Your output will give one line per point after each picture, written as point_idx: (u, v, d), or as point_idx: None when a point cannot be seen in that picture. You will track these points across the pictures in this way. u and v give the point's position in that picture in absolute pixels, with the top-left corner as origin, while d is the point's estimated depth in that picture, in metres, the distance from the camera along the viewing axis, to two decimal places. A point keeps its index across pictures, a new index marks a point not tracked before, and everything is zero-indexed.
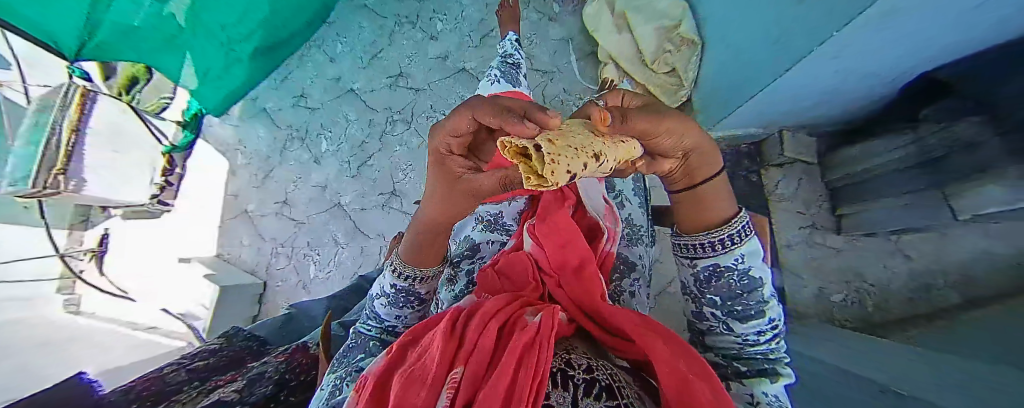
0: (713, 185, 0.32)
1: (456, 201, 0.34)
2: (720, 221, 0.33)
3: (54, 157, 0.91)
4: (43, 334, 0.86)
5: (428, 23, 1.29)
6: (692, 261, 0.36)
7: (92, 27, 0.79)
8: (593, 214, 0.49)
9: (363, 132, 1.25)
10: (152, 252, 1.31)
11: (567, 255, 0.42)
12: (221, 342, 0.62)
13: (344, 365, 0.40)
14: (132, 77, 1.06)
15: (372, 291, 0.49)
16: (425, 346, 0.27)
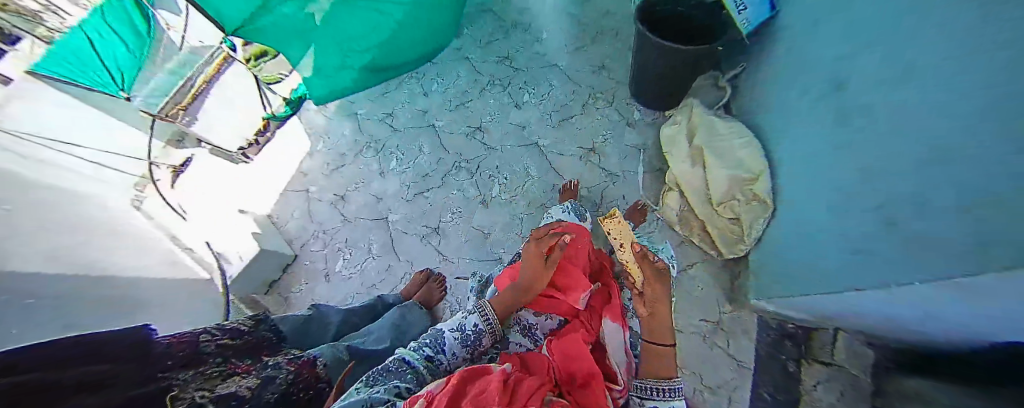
0: (665, 350, 0.55)
1: (548, 273, 0.68)
2: (667, 376, 0.53)
3: (183, 96, 1.03)
4: (131, 241, 0.84)
5: (517, 92, 1.50)
6: (642, 400, 0.53)
7: (250, 13, 1.03)
8: (613, 362, 0.59)
9: (430, 165, 1.37)
10: (216, 191, 1.24)
11: (576, 369, 0.52)
12: (250, 324, 0.69)
13: (382, 378, 0.53)
14: (264, 50, 1.19)
15: (442, 324, 0.67)
16: (479, 390, 0.40)
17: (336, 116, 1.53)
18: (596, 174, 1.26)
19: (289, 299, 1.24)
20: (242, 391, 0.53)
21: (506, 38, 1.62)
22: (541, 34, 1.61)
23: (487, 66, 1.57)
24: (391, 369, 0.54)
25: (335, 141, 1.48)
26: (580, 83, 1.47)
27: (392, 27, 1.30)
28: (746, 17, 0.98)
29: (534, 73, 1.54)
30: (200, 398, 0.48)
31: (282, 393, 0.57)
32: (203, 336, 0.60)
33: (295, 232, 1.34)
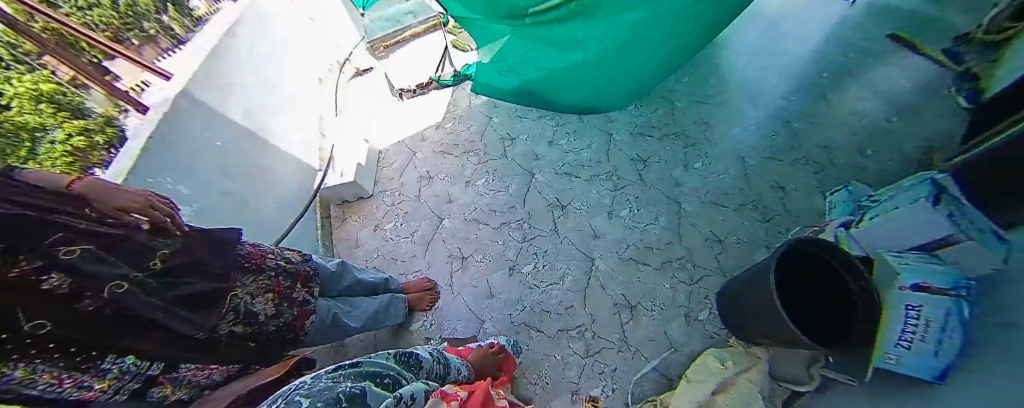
0: None
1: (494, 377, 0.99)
2: None
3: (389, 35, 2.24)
4: (244, 132, 1.34)
5: (620, 202, 1.45)
6: None
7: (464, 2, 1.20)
8: None
9: (503, 204, 1.50)
10: (371, 115, 1.97)
11: None
12: (297, 259, 0.93)
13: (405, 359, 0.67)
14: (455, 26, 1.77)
15: (450, 355, 0.86)
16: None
17: (480, 111, 1.83)
18: (614, 332, 1.22)
19: (345, 222, 1.59)
20: (262, 314, 0.78)
21: (666, 150, 1.53)
22: (694, 171, 1.44)
23: (619, 154, 1.57)
24: (411, 362, 0.68)
25: (459, 135, 1.75)
26: (681, 242, 1.32)
27: (573, 71, 1.39)
28: (897, 358, 0.76)
29: (650, 195, 1.44)
30: (240, 307, 0.74)
31: (280, 325, 0.82)
32: (276, 254, 0.88)
33: (388, 179, 1.67)
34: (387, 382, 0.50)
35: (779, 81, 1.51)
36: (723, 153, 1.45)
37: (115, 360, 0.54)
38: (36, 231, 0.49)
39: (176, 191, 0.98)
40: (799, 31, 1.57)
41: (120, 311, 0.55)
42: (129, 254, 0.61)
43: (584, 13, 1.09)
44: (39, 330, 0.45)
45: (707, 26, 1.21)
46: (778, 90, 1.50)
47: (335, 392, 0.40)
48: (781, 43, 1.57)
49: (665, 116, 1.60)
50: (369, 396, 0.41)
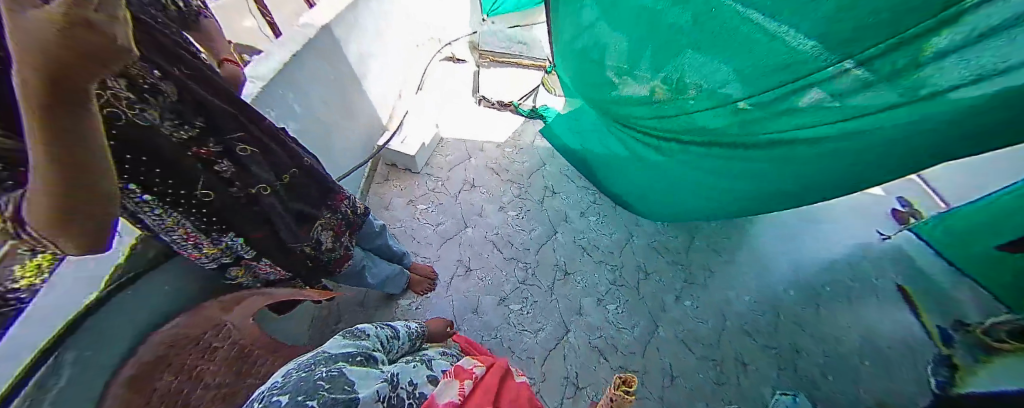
0: None
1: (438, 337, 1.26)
2: None
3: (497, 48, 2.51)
4: (349, 74, 1.52)
5: (610, 294, 1.63)
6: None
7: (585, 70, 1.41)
8: None
9: (519, 242, 1.68)
10: (449, 104, 2.19)
11: None
12: (359, 211, 0.98)
13: (356, 334, 0.72)
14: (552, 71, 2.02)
15: (398, 323, 0.94)
16: (499, 387, 0.62)
17: (539, 153, 2.06)
18: (555, 400, 1.36)
19: (384, 183, 1.76)
20: (324, 246, 0.89)
21: (665, 272, 1.73)
22: (682, 304, 1.64)
23: (629, 254, 1.76)
24: (359, 333, 0.74)
25: (512, 163, 1.97)
26: (642, 355, 1.50)
27: (632, 166, 1.60)
28: None
29: (635, 301, 1.63)
30: (316, 233, 0.85)
31: (332, 258, 0.93)
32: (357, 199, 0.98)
33: (439, 169, 1.86)
34: (359, 360, 0.60)
35: (786, 272, 1.71)
36: (710, 307, 1.64)
37: (228, 239, 0.70)
38: (228, 121, 0.62)
39: (290, 108, 1.19)
40: (823, 238, 1.78)
41: (251, 204, 0.70)
42: (280, 165, 0.73)
43: (661, 136, 1.32)
44: (204, 197, 0.62)
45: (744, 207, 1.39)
46: (779, 279, 1.70)
47: (312, 380, 0.47)
48: (807, 236, 1.80)
49: (683, 244, 1.82)
50: (346, 375, 0.50)
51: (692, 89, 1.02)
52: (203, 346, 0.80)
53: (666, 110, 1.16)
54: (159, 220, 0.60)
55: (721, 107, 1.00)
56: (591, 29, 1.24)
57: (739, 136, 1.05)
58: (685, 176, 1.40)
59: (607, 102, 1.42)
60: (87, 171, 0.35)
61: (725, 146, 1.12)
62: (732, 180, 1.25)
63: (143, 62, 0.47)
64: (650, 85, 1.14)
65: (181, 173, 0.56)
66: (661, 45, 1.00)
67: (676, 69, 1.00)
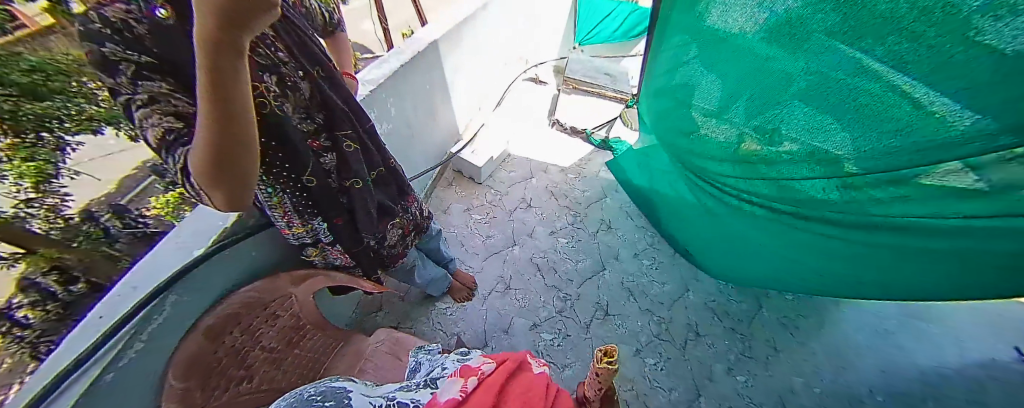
0: None
1: None
2: None
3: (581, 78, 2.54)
4: (442, 83, 1.66)
5: (652, 349, 1.47)
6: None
7: (669, 110, 1.35)
8: None
9: (565, 271, 1.62)
10: (523, 122, 2.24)
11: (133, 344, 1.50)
12: (422, 213, 1.06)
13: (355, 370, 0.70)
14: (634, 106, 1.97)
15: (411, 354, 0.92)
16: (514, 381, 0.50)
17: (602, 186, 2.00)
18: None
19: (447, 187, 1.86)
20: (388, 242, 0.96)
21: (721, 339, 1.51)
22: (734, 379, 1.41)
23: (683, 312, 1.59)
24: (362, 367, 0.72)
25: (573, 190, 1.94)
26: None
27: (703, 218, 1.46)
28: None
29: (678, 361, 1.45)
30: (385, 229, 0.93)
31: (390, 253, 0.99)
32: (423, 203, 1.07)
33: (500, 183, 1.90)
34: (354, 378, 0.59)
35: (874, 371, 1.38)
36: (768, 389, 1.38)
37: (315, 221, 0.77)
38: (341, 119, 0.73)
39: (386, 111, 1.31)
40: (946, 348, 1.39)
41: (341, 195, 0.78)
42: (370, 162, 0.83)
43: (743, 193, 1.19)
44: (308, 183, 0.70)
45: (838, 292, 1.16)
46: (864, 377, 1.37)
47: (306, 397, 0.47)
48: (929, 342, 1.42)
49: (747, 313, 1.59)
50: (340, 385, 0.51)
51: (788, 144, 0.91)
52: (269, 312, 0.88)
53: (757, 164, 1.04)
54: (269, 197, 0.68)
55: (821, 170, 0.87)
56: (684, 67, 1.19)
57: (837, 206, 0.90)
58: (760, 238, 1.25)
59: (686, 147, 1.34)
60: (233, 134, 0.41)
61: (817, 215, 0.98)
62: (820, 254, 1.08)
63: (294, 64, 0.61)
64: (738, 132, 1.05)
65: (298, 160, 0.65)
66: (762, 91, 0.92)
67: (774, 119, 0.92)
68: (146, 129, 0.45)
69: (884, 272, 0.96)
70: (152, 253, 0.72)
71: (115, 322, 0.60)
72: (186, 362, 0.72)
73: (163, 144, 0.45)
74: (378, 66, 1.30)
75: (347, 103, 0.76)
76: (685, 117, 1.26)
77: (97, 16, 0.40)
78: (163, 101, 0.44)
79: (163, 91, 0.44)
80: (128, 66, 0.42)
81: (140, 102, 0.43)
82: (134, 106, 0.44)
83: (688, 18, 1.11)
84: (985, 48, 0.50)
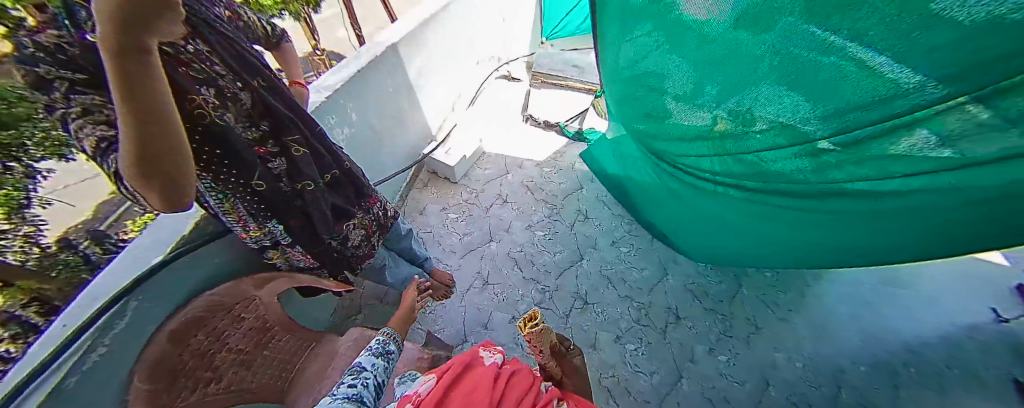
0: None
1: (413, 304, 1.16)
2: None
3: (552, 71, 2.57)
4: (406, 86, 1.69)
5: (632, 334, 1.51)
6: None
7: (631, 94, 1.33)
8: None
9: (543, 264, 1.65)
10: (496, 119, 2.27)
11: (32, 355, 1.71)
12: (387, 214, 1.10)
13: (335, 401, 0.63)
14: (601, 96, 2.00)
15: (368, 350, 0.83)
16: (450, 388, 0.60)
17: (576, 177, 2.03)
18: None
19: (423, 189, 1.88)
20: (351, 242, 0.99)
21: (700, 319, 1.55)
22: (715, 358, 1.44)
23: (661, 295, 1.62)
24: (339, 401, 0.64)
25: (549, 183, 1.98)
26: (659, 406, 1.34)
27: (680, 199, 1.47)
28: None
29: (658, 345, 1.48)
30: (346, 229, 0.96)
31: (356, 254, 1.03)
32: (387, 204, 1.10)
33: (475, 181, 1.93)
34: None
35: (853, 343, 1.41)
36: (749, 366, 1.42)
37: (271, 224, 0.80)
38: (287, 126, 0.76)
39: (346, 116, 1.33)
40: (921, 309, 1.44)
41: (296, 197, 0.80)
42: (322, 166, 0.86)
43: (714, 171, 1.18)
44: (257, 187, 0.72)
45: (807, 258, 1.19)
46: (835, 344, 1.42)
47: None
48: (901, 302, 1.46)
49: (726, 292, 1.63)
50: None
51: (760, 126, 0.88)
52: (233, 315, 0.88)
53: (725, 140, 1.03)
54: (220, 202, 0.69)
55: (794, 147, 0.85)
56: (643, 56, 1.13)
57: (799, 178, 0.91)
58: (735, 216, 1.27)
59: (655, 131, 1.32)
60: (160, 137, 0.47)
61: (784, 189, 0.99)
62: (790, 226, 1.10)
63: (233, 77, 0.64)
64: (709, 117, 1.00)
65: (245, 166, 0.68)
66: (726, 75, 0.86)
67: (743, 101, 0.87)
68: (82, 140, 0.48)
69: (847, 234, 0.98)
70: (110, 267, 0.78)
71: (74, 332, 0.64)
72: (154, 361, 0.72)
73: (98, 152, 0.48)
74: (336, 73, 1.32)
75: (293, 111, 0.79)
76: (648, 99, 1.24)
77: (29, 40, 0.42)
78: (98, 112, 0.47)
79: (99, 103, 0.47)
80: (63, 84, 0.44)
81: (75, 115, 0.46)
82: (69, 119, 0.47)
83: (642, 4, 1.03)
84: (950, 17, 0.45)
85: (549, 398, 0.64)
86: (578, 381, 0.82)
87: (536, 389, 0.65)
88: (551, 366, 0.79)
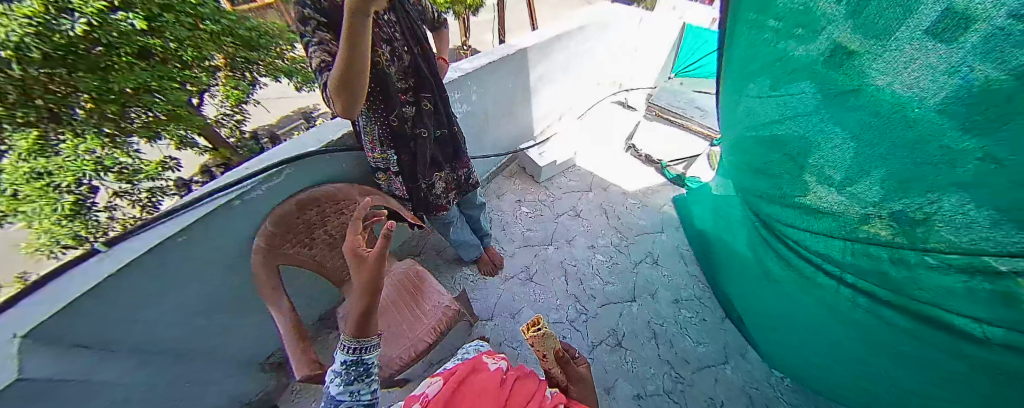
0: None
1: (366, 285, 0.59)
2: None
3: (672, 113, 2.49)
4: (526, 85, 1.87)
5: (660, 400, 1.30)
6: None
7: (756, 152, 1.18)
8: None
9: (591, 287, 1.60)
10: (599, 137, 2.29)
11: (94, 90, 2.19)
12: (468, 178, 1.26)
13: None
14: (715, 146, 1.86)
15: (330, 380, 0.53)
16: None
17: (659, 219, 1.91)
18: None
19: (509, 178, 2.03)
20: (436, 190, 1.16)
21: None
22: None
23: (711, 379, 1.36)
24: None
25: (630, 214, 1.91)
26: None
27: (778, 286, 1.23)
28: None
29: None
30: (435, 180, 1.14)
31: (435, 202, 1.20)
32: (472, 172, 1.27)
33: (557, 188, 2.00)
34: None
35: None
36: None
37: (390, 154, 1.00)
38: (426, 86, 0.95)
39: (469, 95, 1.54)
40: None
41: (412, 140, 0.99)
42: (438, 123, 1.05)
43: (840, 268, 0.97)
44: (392, 123, 0.92)
45: None
46: None
47: None
48: None
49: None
50: None
51: (937, 247, 0.67)
52: (338, 209, 1.12)
53: (868, 235, 0.83)
54: (366, 126, 0.92)
55: (983, 286, 0.63)
56: (794, 116, 0.93)
57: (957, 303, 0.71)
58: (847, 331, 1.02)
59: (774, 197, 1.14)
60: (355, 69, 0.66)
61: (938, 318, 0.76)
62: (935, 375, 0.85)
63: (403, 42, 0.86)
64: (867, 210, 0.80)
65: (389, 103, 0.88)
66: (908, 171, 0.66)
67: (909, 202, 0.68)
68: (312, 58, 0.71)
69: None
70: (283, 144, 1.09)
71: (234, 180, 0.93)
72: (275, 222, 0.98)
73: (318, 67, 0.70)
74: (475, 58, 1.58)
75: (433, 77, 0.98)
76: (776, 161, 1.08)
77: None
78: (326, 44, 0.70)
79: (328, 38, 0.70)
80: (314, 23, 0.70)
81: (314, 41, 0.69)
82: (310, 43, 0.70)
83: (800, 58, 0.83)
84: None
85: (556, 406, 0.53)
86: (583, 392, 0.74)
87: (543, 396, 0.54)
88: (556, 373, 0.73)
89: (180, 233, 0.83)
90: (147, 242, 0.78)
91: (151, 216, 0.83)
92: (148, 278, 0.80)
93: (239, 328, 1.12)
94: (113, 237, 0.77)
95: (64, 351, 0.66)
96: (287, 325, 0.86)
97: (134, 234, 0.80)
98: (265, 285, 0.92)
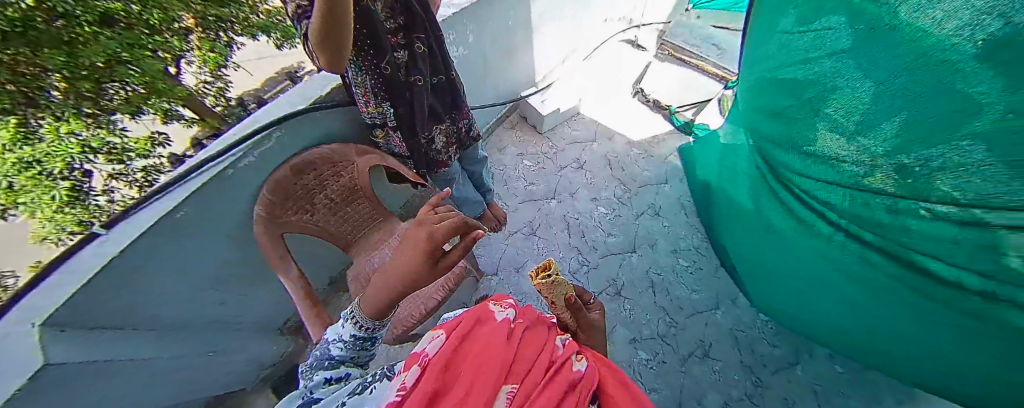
0: None
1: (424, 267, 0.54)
2: None
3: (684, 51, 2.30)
4: (526, 22, 1.67)
5: (654, 344, 1.41)
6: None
7: (772, 97, 1.11)
8: None
9: (593, 240, 1.64)
10: (605, 81, 2.14)
11: None
12: (470, 130, 1.19)
13: None
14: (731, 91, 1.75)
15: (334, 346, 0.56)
16: (452, 359, 0.50)
17: (664, 170, 1.87)
18: None
19: (509, 130, 1.94)
20: (436, 144, 1.11)
21: (732, 368, 1.37)
22: None
23: (702, 323, 1.47)
24: None
25: (634, 165, 1.87)
26: None
27: (773, 234, 1.27)
28: None
29: (671, 368, 1.36)
30: (435, 135, 1.08)
31: (437, 157, 1.15)
32: (473, 124, 1.19)
33: (560, 139, 1.92)
34: None
35: None
36: None
37: (385, 107, 0.93)
38: (418, 27, 0.84)
39: (464, 36, 1.39)
40: None
41: (407, 91, 0.91)
42: (434, 68, 0.95)
43: (837, 218, 0.99)
44: (385, 72, 0.83)
45: (915, 350, 1.01)
46: None
47: None
48: None
49: (778, 361, 1.39)
50: None
51: (934, 202, 0.71)
52: (336, 169, 1.09)
53: (873, 188, 0.84)
54: (357, 76, 0.84)
55: (965, 236, 0.68)
56: (819, 57, 0.88)
57: (941, 251, 0.76)
58: (826, 273, 1.10)
59: (782, 146, 1.11)
60: (340, 17, 0.57)
61: (919, 264, 0.82)
62: (909, 315, 0.93)
63: None
64: (871, 161, 0.81)
65: (380, 50, 0.78)
66: (924, 121, 0.66)
67: (927, 158, 0.67)
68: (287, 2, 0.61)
69: (994, 354, 0.80)
70: (275, 102, 1.01)
71: (226, 145, 0.89)
72: (276, 183, 0.97)
73: (295, 15, 0.61)
74: None
75: (425, 14, 0.86)
76: (790, 107, 1.03)
77: None
78: None
79: None
80: None
81: None
82: None
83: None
84: None
85: (565, 356, 0.57)
86: (592, 337, 0.80)
87: (551, 347, 0.58)
88: (564, 316, 0.81)
89: (175, 211, 0.81)
90: (153, 216, 0.78)
91: (145, 193, 0.81)
92: (152, 250, 0.79)
93: (254, 291, 1.17)
94: (108, 220, 0.76)
95: (88, 335, 0.71)
96: (299, 292, 0.93)
97: (128, 215, 0.77)
98: (272, 255, 0.96)
